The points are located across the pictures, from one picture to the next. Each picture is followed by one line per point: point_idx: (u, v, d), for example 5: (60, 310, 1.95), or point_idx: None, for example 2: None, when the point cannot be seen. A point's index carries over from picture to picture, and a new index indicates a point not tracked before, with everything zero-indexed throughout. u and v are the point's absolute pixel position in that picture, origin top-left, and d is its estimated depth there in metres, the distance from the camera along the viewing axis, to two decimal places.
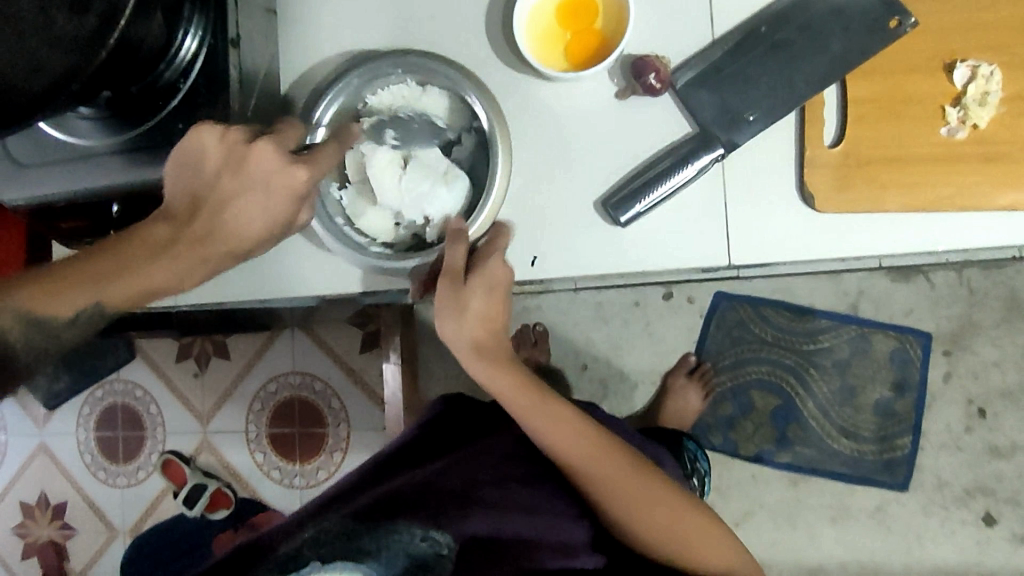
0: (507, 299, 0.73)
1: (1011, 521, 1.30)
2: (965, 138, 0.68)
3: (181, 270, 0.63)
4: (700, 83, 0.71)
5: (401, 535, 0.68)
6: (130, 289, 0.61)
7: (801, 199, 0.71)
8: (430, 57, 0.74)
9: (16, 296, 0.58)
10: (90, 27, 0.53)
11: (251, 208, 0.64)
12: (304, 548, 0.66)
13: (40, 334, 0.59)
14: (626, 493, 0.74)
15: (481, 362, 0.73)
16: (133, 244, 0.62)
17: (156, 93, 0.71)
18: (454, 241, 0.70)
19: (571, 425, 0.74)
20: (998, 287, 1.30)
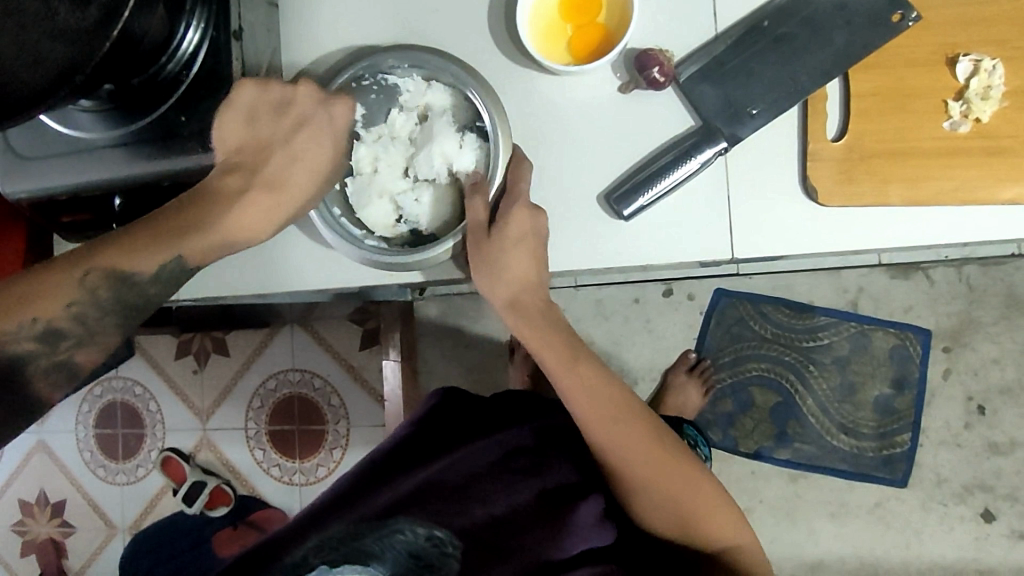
0: (542, 253, 0.73)
1: (1010, 517, 1.30)
2: (968, 132, 0.68)
3: (257, 216, 0.71)
4: (703, 77, 0.71)
5: (404, 534, 0.70)
6: (211, 236, 0.69)
7: (804, 193, 0.71)
8: (429, 52, 0.73)
9: (104, 256, 0.64)
10: (92, 20, 0.53)
11: (305, 151, 0.72)
12: (313, 552, 0.68)
13: (129, 287, 0.65)
14: (650, 466, 0.75)
15: (518, 318, 0.74)
16: (209, 202, 0.69)
17: (159, 86, 0.71)
18: (472, 194, 0.71)
19: (601, 388, 0.75)
20: (997, 284, 1.30)
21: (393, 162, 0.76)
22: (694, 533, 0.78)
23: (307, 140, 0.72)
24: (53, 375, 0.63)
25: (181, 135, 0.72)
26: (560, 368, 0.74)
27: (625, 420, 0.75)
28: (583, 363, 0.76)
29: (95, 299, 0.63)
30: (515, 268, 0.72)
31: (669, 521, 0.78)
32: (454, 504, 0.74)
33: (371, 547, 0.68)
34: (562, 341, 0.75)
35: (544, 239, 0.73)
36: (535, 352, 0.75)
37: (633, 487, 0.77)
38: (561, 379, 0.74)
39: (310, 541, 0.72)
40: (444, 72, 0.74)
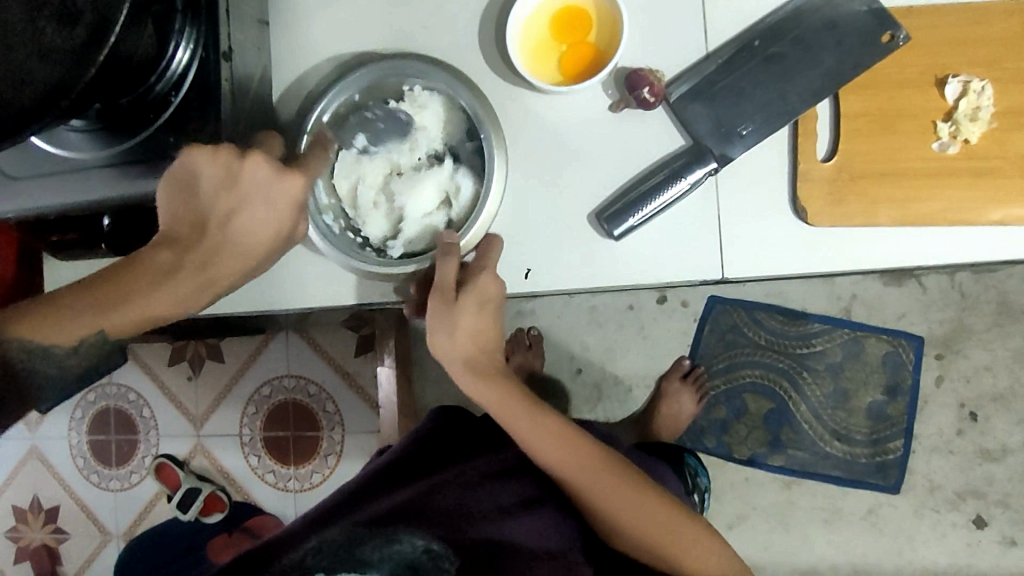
0: (497, 314, 0.73)
1: (1002, 523, 1.31)
2: (956, 153, 0.68)
3: (187, 292, 0.64)
4: (694, 95, 0.71)
5: (401, 546, 0.66)
6: (132, 315, 0.61)
7: (794, 212, 0.71)
8: (427, 64, 0.74)
9: (16, 328, 0.57)
10: (80, 39, 0.53)
11: (240, 224, 0.65)
12: (308, 556, 0.64)
13: (37, 361, 0.58)
14: (627, 513, 0.73)
15: (479, 381, 0.73)
16: (143, 275, 0.62)
17: (147, 105, 0.70)
18: (445, 256, 0.71)
19: (571, 443, 0.74)
20: (988, 291, 1.31)
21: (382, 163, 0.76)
22: (676, 569, 0.76)
23: (253, 210, 0.65)
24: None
25: (170, 155, 0.70)
26: (524, 429, 0.73)
27: (597, 469, 0.73)
28: (547, 418, 0.74)
29: (9, 377, 0.57)
30: (471, 326, 0.72)
31: (649, 557, 0.76)
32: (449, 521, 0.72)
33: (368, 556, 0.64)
34: (523, 398, 0.74)
35: (501, 298, 0.73)
36: (497, 412, 0.74)
37: (623, 538, 0.75)
38: (526, 440, 0.73)
39: (312, 542, 0.67)
40: (458, 92, 0.73)
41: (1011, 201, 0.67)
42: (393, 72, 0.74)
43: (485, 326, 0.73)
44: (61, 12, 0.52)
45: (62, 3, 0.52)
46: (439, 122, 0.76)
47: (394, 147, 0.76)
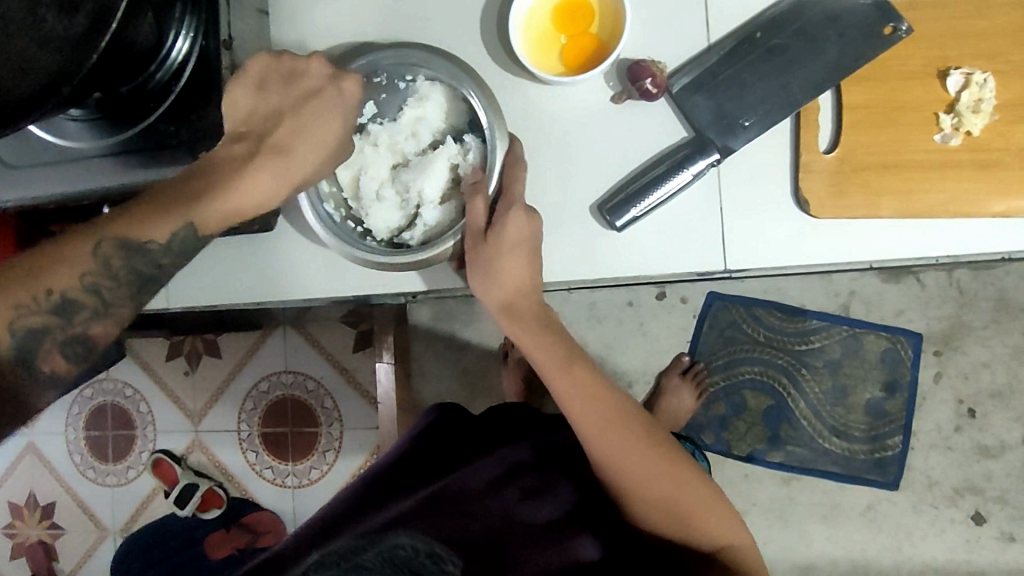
0: (538, 256, 0.72)
1: (1000, 519, 1.31)
2: (958, 145, 0.68)
3: (273, 181, 0.69)
4: (696, 88, 0.71)
5: (403, 550, 0.66)
6: (216, 203, 0.66)
7: (797, 205, 0.71)
8: (422, 50, 0.73)
9: (113, 225, 0.63)
10: (80, 28, 0.52)
11: (312, 123, 0.70)
12: (312, 569, 0.64)
13: (138, 258, 0.63)
14: (642, 475, 0.76)
15: (513, 322, 0.74)
16: (220, 176, 0.67)
17: (147, 94, 0.70)
18: (473, 196, 0.70)
19: (600, 396, 0.76)
20: (987, 288, 1.31)
21: (386, 153, 0.76)
22: (686, 534, 0.80)
23: (313, 116, 0.70)
24: (71, 349, 0.62)
25: (171, 146, 0.71)
26: (557, 376, 0.75)
27: (619, 423, 0.76)
28: (580, 370, 0.76)
29: (109, 269, 0.62)
30: (511, 271, 0.71)
31: (656, 520, 0.79)
32: (455, 516, 0.71)
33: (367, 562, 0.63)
34: (559, 347, 0.75)
35: (537, 239, 0.72)
36: (531, 353, 0.75)
37: (639, 502, 0.78)
38: (558, 386, 0.75)
39: (317, 552, 0.67)
40: (458, 83, 0.73)
41: (1013, 194, 0.67)
42: (397, 65, 0.74)
43: (532, 273, 0.72)
44: (62, 0, 0.51)
45: None
46: (441, 112, 0.76)
47: (398, 136, 0.76)
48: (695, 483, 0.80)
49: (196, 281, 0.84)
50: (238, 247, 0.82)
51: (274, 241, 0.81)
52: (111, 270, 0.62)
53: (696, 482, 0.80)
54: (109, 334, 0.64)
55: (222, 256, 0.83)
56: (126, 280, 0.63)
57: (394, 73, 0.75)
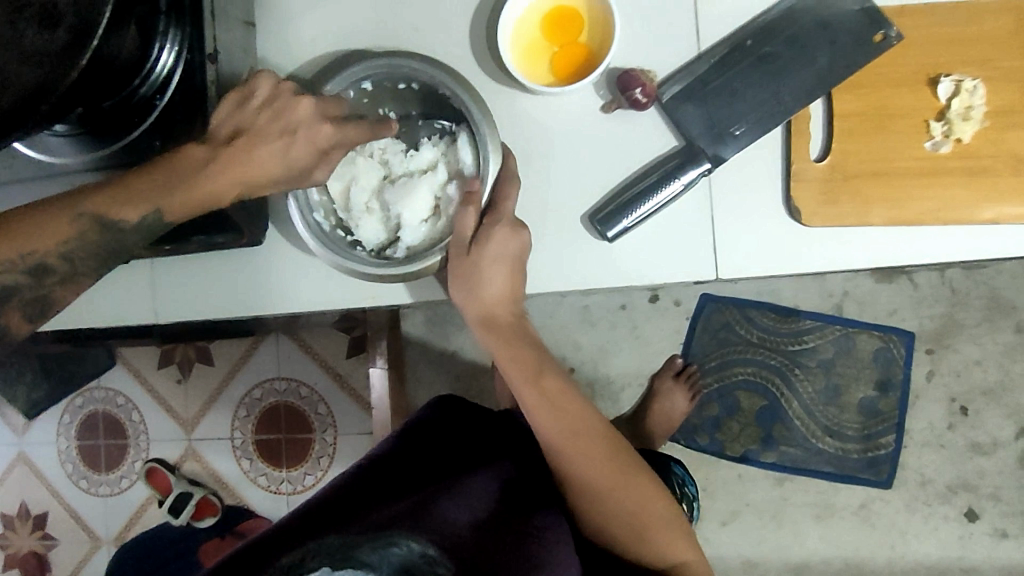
0: (522, 270, 0.72)
1: (992, 516, 1.32)
2: (949, 152, 0.68)
3: (224, 185, 0.64)
4: (687, 96, 0.71)
5: (401, 547, 0.60)
6: (175, 197, 0.62)
7: (788, 213, 0.71)
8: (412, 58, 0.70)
9: (90, 201, 0.60)
10: (61, 42, 0.51)
11: (268, 142, 0.65)
12: (304, 559, 0.57)
13: (112, 236, 0.61)
14: (608, 486, 0.75)
15: (487, 331, 0.74)
16: (188, 169, 0.63)
17: (131, 108, 0.69)
18: (465, 207, 0.69)
19: (570, 406, 0.75)
20: (978, 287, 1.32)
21: (377, 164, 0.75)
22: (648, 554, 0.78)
23: (270, 143, 0.65)
24: (29, 308, 0.61)
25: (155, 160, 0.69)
26: (527, 388, 0.74)
27: (588, 437, 0.74)
28: (550, 382, 0.75)
29: (83, 241, 0.60)
30: (490, 283, 0.71)
31: (619, 535, 0.77)
32: (451, 523, 0.67)
33: (370, 559, 0.57)
34: (532, 357, 0.74)
35: (524, 254, 0.71)
36: (504, 365, 0.75)
37: (601, 515, 0.76)
38: (527, 398, 0.74)
39: (302, 549, 0.61)
40: (453, 95, 0.71)
41: (1005, 199, 0.67)
42: (392, 77, 0.72)
43: (513, 285, 0.72)
44: (43, 14, 0.51)
45: (43, 4, 0.51)
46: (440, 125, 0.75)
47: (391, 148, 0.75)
48: (662, 502, 0.78)
49: (184, 294, 0.83)
50: (226, 259, 0.81)
51: (264, 253, 0.80)
52: (83, 243, 0.60)
53: (663, 502, 0.78)
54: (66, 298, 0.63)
55: (211, 269, 0.82)
56: (97, 253, 0.61)
57: (388, 84, 0.73)
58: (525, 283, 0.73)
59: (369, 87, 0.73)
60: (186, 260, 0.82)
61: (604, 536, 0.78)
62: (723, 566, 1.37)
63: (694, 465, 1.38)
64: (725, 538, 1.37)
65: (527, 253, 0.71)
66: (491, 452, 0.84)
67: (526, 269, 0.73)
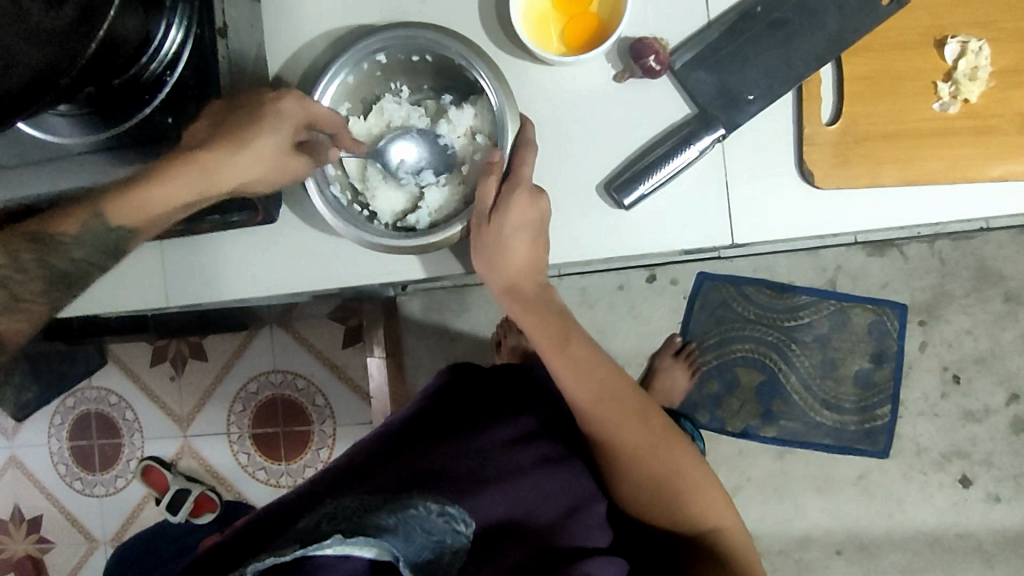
0: (543, 236, 0.72)
1: (986, 481, 1.36)
2: (957, 112, 0.70)
3: (176, 181, 0.64)
4: (698, 64, 0.71)
5: (417, 510, 0.59)
6: (120, 198, 0.63)
7: (800, 176, 0.72)
8: (424, 28, 0.70)
9: (30, 223, 0.63)
10: (68, 20, 0.52)
11: (231, 129, 0.66)
12: (322, 522, 0.56)
13: (50, 252, 0.62)
14: (635, 447, 0.74)
15: (512, 300, 0.74)
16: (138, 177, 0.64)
17: (140, 86, 0.68)
18: (485, 176, 0.70)
19: (599, 372, 0.75)
20: (967, 258, 1.35)
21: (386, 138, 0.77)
22: (681, 519, 0.76)
23: (238, 125, 0.66)
24: None
25: (169, 138, 0.69)
26: (554, 355, 0.74)
27: (613, 400, 0.74)
28: (577, 346, 0.75)
29: (14, 261, 0.61)
30: (513, 251, 0.71)
31: (651, 502, 0.76)
32: (467, 485, 0.67)
33: (385, 521, 0.55)
34: (557, 323, 0.75)
35: (544, 221, 0.71)
36: (529, 331, 0.75)
37: (628, 482, 0.76)
38: (554, 364, 0.74)
39: (320, 511, 0.59)
40: (467, 65, 0.70)
41: (1009, 158, 0.69)
42: (406, 49, 0.72)
43: (536, 253, 0.72)
44: None
45: None
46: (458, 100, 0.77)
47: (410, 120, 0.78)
48: (691, 464, 0.77)
49: (192, 278, 0.82)
50: (234, 243, 0.81)
51: (274, 236, 0.80)
52: (19, 264, 0.61)
53: (693, 463, 0.77)
54: (17, 327, 0.64)
55: (218, 253, 0.81)
56: (34, 277, 0.62)
57: (401, 57, 0.73)
58: (547, 253, 0.74)
59: (383, 60, 0.73)
60: (193, 243, 0.81)
61: (631, 501, 0.77)
62: None
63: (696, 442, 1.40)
64: None
65: (547, 220, 0.72)
66: (516, 406, 0.84)
67: (547, 237, 0.73)
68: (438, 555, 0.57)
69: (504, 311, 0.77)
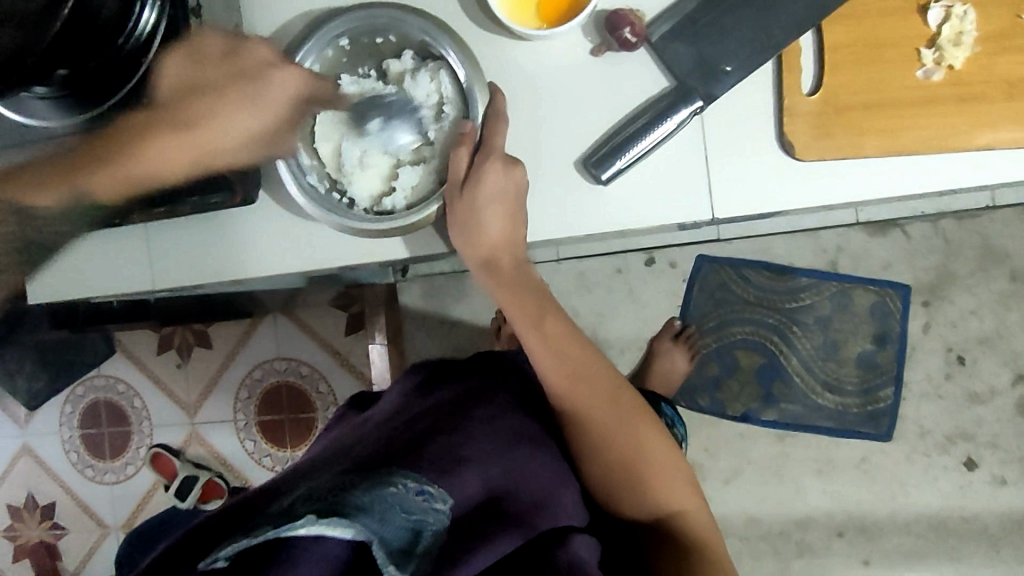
0: (520, 209, 0.72)
1: (992, 463, 1.34)
2: (941, 79, 0.68)
3: (162, 154, 0.65)
4: (677, 35, 0.70)
5: (395, 488, 0.57)
6: (110, 171, 0.62)
7: (782, 150, 0.71)
8: (380, 8, 0.71)
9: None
10: (39, 3, 0.52)
11: (229, 108, 0.68)
12: (296, 504, 0.54)
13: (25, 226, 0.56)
14: (607, 426, 0.75)
15: (490, 274, 0.75)
16: (125, 140, 0.63)
17: (115, 69, 0.64)
18: (457, 147, 0.71)
19: (573, 348, 0.76)
20: (972, 237, 1.32)
21: (365, 115, 0.75)
22: (653, 505, 0.76)
23: (232, 102, 0.69)
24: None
25: None
26: (528, 330, 0.75)
27: (586, 378, 0.75)
28: (553, 324, 0.76)
29: None
30: (488, 225, 0.72)
31: (620, 483, 0.75)
32: (448, 463, 0.65)
33: (359, 499, 0.53)
34: (532, 299, 0.76)
35: (520, 194, 0.71)
36: (506, 306, 0.77)
37: (595, 468, 0.75)
38: (528, 340, 0.75)
39: (295, 494, 0.57)
40: (432, 42, 0.71)
41: (997, 126, 0.67)
42: (366, 31, 0.73)
43: (511, 225, 0.72)
44: None
45: None
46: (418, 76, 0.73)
47: (377, 101, 0.75)
48: (664, 448, 0.77)
49: (180, 261, 0.82)
50: (220, 226, 0.81)
51: (258, 219, 0.80)
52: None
53: (666, 448, 0.78)
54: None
55: (204, 237, 0.81)
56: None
57: (366, 40, 0.74)
58: (524, 228, 0.74)
59: (348, 44, 0.74)
60: (179, 226, 0.81)
61: (600, 491, 0.76)
62: (727, 525, 1.38)
63: (696, 426, 1.39)
64: (730, 497, 1.38)
65: (524, 192, 0.72)
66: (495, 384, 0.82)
67: (525, 212, 0.73)
68: (418, 537, 0.53)
69: (482, 287, 0.77)
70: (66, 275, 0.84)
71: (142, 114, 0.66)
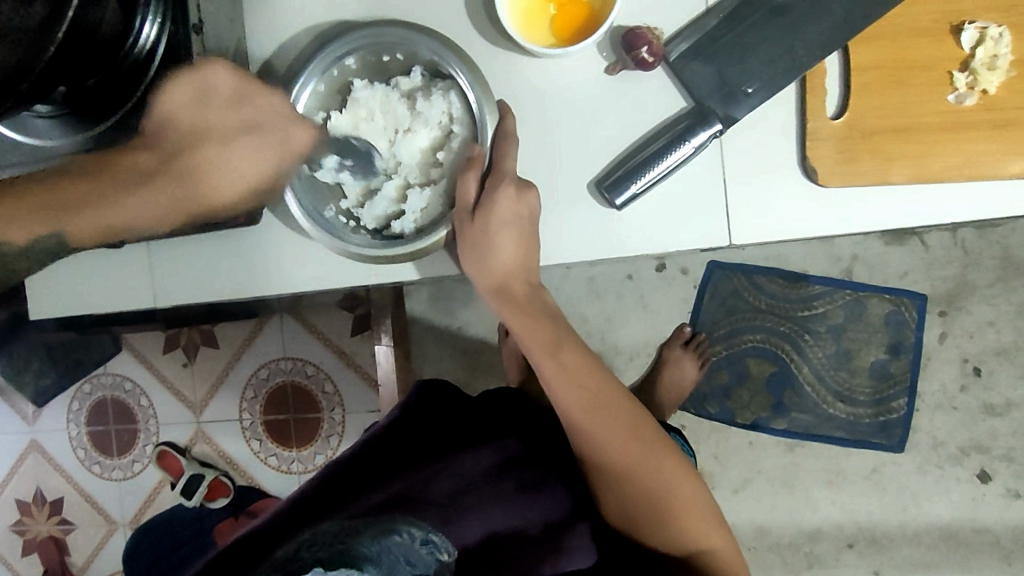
0: (533, 233, 0.70)
1: (1006, 477, 1.31)
2: (974, 104, 0.65)
3: (154, 204, 0.62)
4: (696, 54, 0.67)
5: (401, 536, 0.56)
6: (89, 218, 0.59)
7: (803, 174, 0.68)
8: (389, 26, 0.69)
9: None
10: (39, 17, 0.49)
11: (235, 159, 0.65)
12: (300, 549, 0.51)
13: None
14: (627, 460, 0.73)
15: (503, 302, 0.72)
16: (125, 181, 0.61)
17: (116, 85, 0.65)
18: (466, 171, 0.68)
19: (590, 378, 0.73)
20: (992, 246, 1.29)
21: (380, 125, 0.72)
22: (674, 538, 0.74)
23: (239, 149, 0.65)
24: None
25: None
26: (544, 360, 0.72)
27: (604, 409, 0.72)
28: (569, 353, 0.73)
29: None
30: (500, 250, 0.69)
31: (638, 517, 0.74)
32: (451, 510, 0.65)
33: (368, 548, 0.51)
34: (548, 327, 0.73)
35: (531, 223, 0.69)
36: (519, 334, 0.74)
37: (615, 499, 0.74)
38: (545, 371, 0.72)
39: (297, 540, 0.54)
40: (443, 63, 0.69)
41: None
42: (376, 47, 0.70)
43: (524, 252, 0.70)
44: None
45: None
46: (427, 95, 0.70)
47: (387, 116, 0.71)
48: (686, 481, 0.75)
49: (183, 276, 0.80)
50: (222, 241, 0.79)
51: (261, 234, 0.78)
52: None
53: (688, 479, 0.76)
54: None
55: (207, 251, 0.79)
56: None
57: (372, 57, 0.71)
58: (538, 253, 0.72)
59: (355, 62, 0.71)
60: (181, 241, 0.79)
61: (618, 522, 0.75)
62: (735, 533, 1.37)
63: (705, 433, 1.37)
64: (737, 506, 1.37)
65: (537, 216, 0.69)
66: (504, 428, 0.82)
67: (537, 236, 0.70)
68: None
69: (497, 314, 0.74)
70: (67, 288, 0.82)
71: (149, 157, 0.63)
